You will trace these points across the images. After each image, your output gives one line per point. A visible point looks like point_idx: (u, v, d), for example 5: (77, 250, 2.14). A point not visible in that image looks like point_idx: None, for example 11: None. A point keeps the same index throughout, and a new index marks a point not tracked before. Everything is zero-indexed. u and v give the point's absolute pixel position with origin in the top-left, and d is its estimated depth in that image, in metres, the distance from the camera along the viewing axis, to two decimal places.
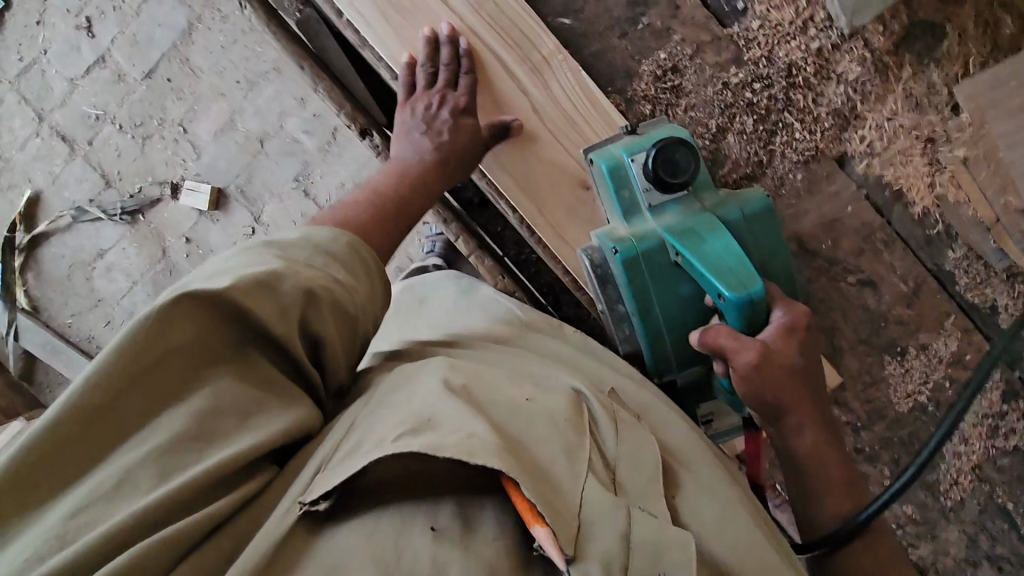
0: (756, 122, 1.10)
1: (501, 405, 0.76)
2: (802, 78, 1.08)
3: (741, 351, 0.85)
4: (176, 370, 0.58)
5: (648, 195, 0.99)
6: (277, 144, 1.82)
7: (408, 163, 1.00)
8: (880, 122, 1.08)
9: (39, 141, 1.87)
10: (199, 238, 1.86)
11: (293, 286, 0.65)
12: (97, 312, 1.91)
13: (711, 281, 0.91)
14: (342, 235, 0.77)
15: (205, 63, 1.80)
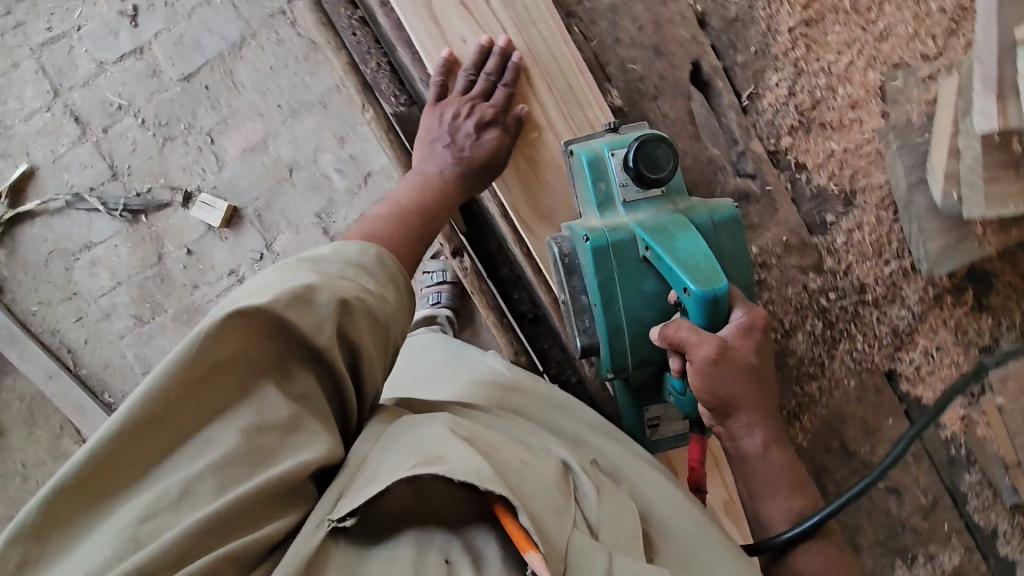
0: (825, 327, 1.17)
1: (497, 449, 0.83)
2: (871, 297, 1.16)
3: (699, 344, 0.90)
4: (226, 384, 0.69)
5: (624, 189, 1.01)
6: (305, 176, 1.80)
7: (426, 182, 1.07)
8: (928, 350, 1.18)
9: (48, 116, 1.74)
10: (201, 252, 1.79)
11: (327, 298, 0.74)
12: (68, 306, 1.78)
13: (677, 275, 0.93)
14: (370, 249, 0.85)
15: (249, 80, 1.77)
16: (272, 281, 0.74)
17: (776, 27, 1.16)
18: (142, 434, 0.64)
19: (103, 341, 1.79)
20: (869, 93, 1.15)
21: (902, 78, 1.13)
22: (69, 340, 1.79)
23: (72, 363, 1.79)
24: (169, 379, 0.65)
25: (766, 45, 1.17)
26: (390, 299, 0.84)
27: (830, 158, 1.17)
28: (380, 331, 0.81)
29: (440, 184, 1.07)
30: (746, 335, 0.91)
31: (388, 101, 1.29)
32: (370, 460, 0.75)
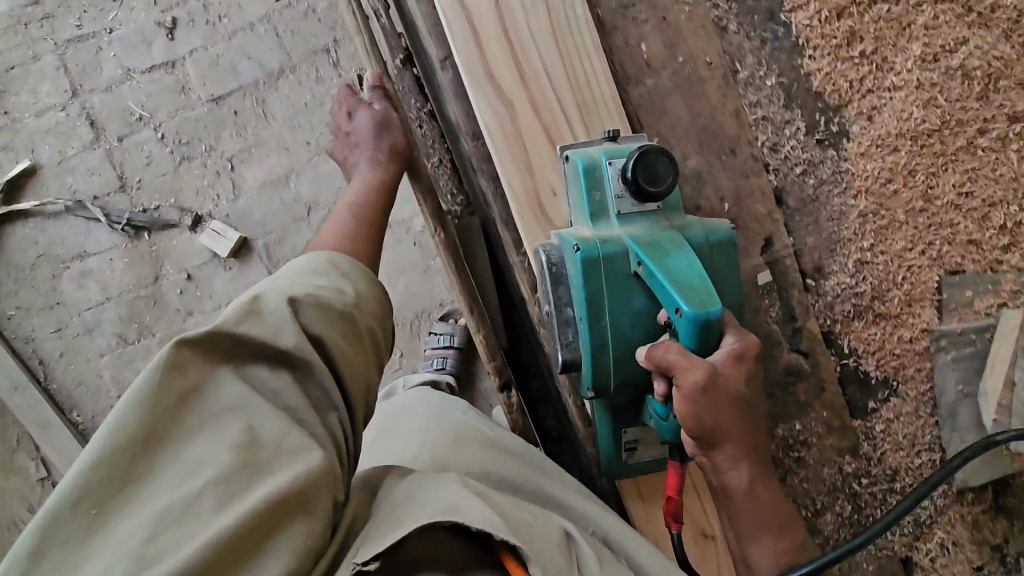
0: (855, 511, 1.05)
1: (508, 507, 0.76)
2: (902, 486, 1.05)
3: (688, 368, 0.78)
4: (207, 399, 0.64)
5: (618, 202, 0.90)
6: (323, 217, 1.74)
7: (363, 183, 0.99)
8: (944, 543, 1.13)
9: (62, 116, 1.66)
10: (202, 279, 1.71)
11: (276, 302, 0.72)
12: (48, 315, 1.68)
13: (668, 293, 0.81)
14: (319, 255, 0.82)
15: (282, 112, 1.72)
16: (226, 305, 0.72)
17: (848, 212, 1.03)
18: (123, 460, 0.58)
19: (80, 356, 1.69)
20: (927, 292, 1.02)
21: (972, 284, 1.01)
22: (42, 350, 1.68)
23: (41, 375, 1.69)
24: (143, 406, 0.60)
25: (833, 229, 1.05)
26: (366, 305, 0.81)
27: (884, 347, 1.04)
28: (341, 321, 0.77)
29: (381, 186, 0.99)
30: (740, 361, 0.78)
31: (445, 196, 1.28)
32: (391, 508, 0.72)
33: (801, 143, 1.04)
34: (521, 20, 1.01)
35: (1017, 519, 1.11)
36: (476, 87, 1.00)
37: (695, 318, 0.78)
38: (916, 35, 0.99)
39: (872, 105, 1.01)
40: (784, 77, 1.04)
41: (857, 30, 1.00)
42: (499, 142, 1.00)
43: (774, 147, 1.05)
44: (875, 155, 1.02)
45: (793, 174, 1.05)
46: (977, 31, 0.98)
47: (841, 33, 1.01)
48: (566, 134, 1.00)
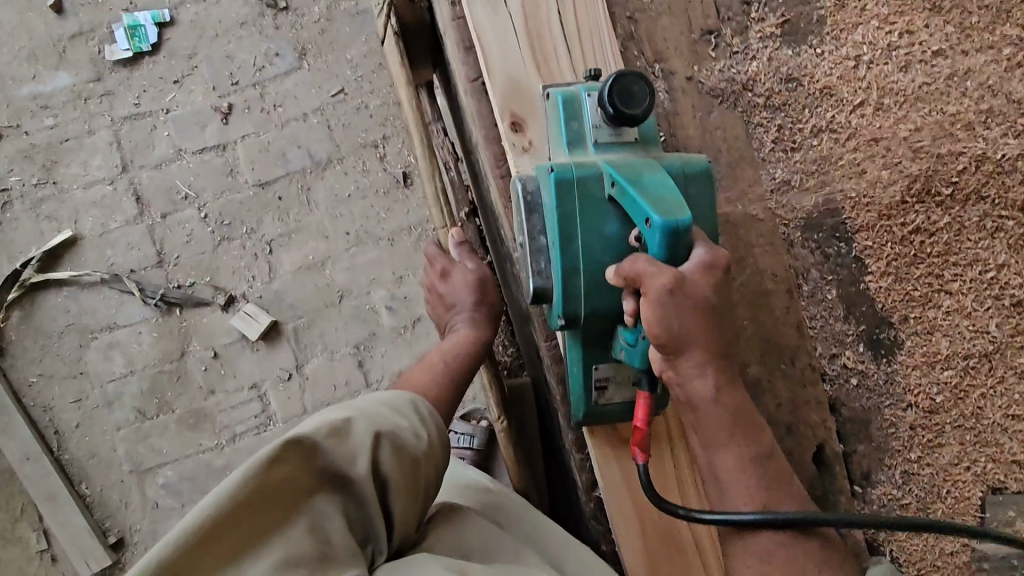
0: None
1: None
2: None
3: (655, 274, 0.61)
4: (279, 507, 0.65)
5: (596, 132, 0.75)
6: (354, 305, 1.75)
7: (455, 341, 0.93)
8: None
9: (109, 190, 1.69)
10: (227, 359, 1.71)
11: (364, 433, 0.74)
12: (70, 384, 1.68)
13: (638, 207, 0.65)
14: (403, 394, 0.83)
15: (325, 202, 1.75)
16: (313, 417, 0.75)
17: (898, 425, 0.89)
18: (191, 555, 0.58)
19: (96, 428, 1.68)
20: (968, 507, 0.88)
21: (1016, 504, 0.88)
22: (59, 420, 1.67)
23: (55, 444, 1.67)
24: (225, 501, 0.61)
25: (882, 437, 0.90)
26: (433, 457, 0.80)
27: None
28: (408, 471, 0.76)
29: (479, 346, 0.93)
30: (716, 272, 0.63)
31: (501, 347, 1.31)
32: None
33: (859, 355, 0.89)
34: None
35: None
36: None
37: (665, 228, 0.62)
38: (992, 244, 0.87)
39: (931, 314, 0.88)
40: (848, 280, 0.90)
41: (922, 230, 0.87)
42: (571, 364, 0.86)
43: (832, 354, 0.90)
44: (929, 370, 0.88)
45: (848, 384, 0.90)
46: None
47: (905, 232, 0.88)
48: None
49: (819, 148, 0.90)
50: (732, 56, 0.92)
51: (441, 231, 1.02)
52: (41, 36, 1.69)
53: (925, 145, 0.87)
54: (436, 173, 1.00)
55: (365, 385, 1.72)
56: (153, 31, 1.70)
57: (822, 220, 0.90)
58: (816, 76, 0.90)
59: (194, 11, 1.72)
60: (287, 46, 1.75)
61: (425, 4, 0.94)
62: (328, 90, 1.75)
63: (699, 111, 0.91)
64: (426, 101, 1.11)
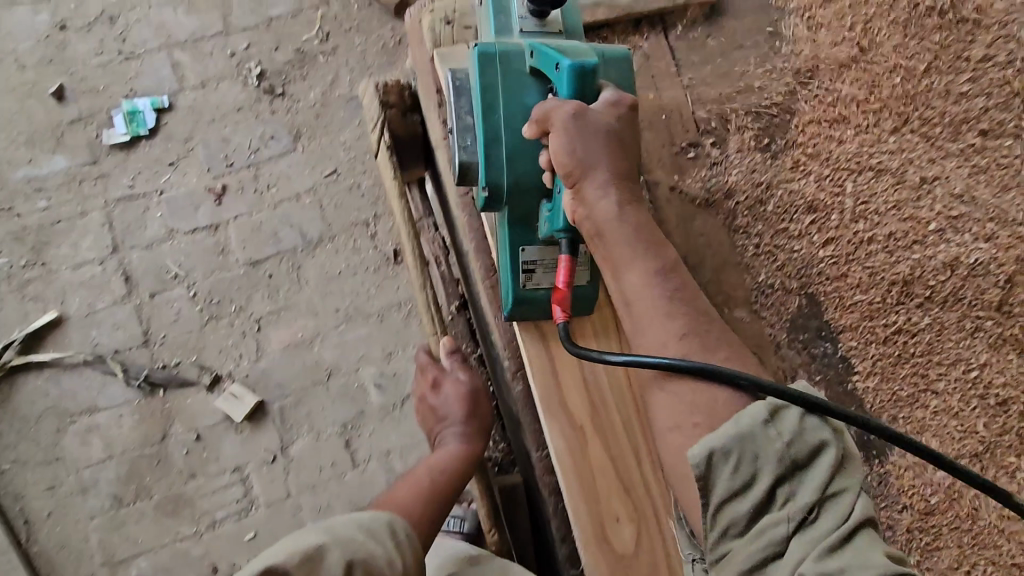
0: None
1: None
2: None
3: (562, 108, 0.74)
4: None
5: (521, 23, 0.88)
6: (342, 384, 1.73)
7: (443, 456, 0.95)
8: None
9: (98, 270, 1.69)
10: (210, 441, 1.67)
11: (335, 563, 0.73)
12: (44, 470, 1.61)
13: (551, 61, 0.77)
14: (381, 516, 0.82)
15: (315, 279, 1.76)
16: (292, 544, 0.76)
17: (892, 527, 0.89)
18: None
19: (68, 517, 1.60)
20: None
21: None
22: (30, 509, 1.60)
23: (23, 535, 1.59)
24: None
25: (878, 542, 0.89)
26: None
27: None
28: None
29: (466, 464, 0.95)
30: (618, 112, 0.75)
31: (493, 447, 1.25)
32: None
33: None
34: (594, 350, 0.93)
35: None
36: (549, 415, 0.88)
37: (573, 68, 0.74)
38: (973, 343, 0.88)
39: (919, 414, 0.89)
40: (835, 388, 0.92)
41: (905, 330, 0.89)
42: (572, 486, 0.87)
43: None
44: (922, 470, 0.88)
45: None
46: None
47: (887, 331, 0.90)
48: (637, 476, 0.88)
49: (801, 251, 0.93)
50: (711, 167, 0.96)
51: (433, 340, 1.03)
52: (41, 121, 1.73)
53: (899, 248, 0.91)
54: (427, 282, 1.01)
55: (352, 467, 1.67)
56: (151, 116, 1.75)
57: (806, 323, 0.93)
58: (803, 188, 0.94)
59: (193, 97, 1.78)
60: (282, 129, 1.80)
61: (418, 118, 1.02)
62: (321, 171, 1.80)
63: (682, 219, 0.95)
64: (417, 198, 1.15)
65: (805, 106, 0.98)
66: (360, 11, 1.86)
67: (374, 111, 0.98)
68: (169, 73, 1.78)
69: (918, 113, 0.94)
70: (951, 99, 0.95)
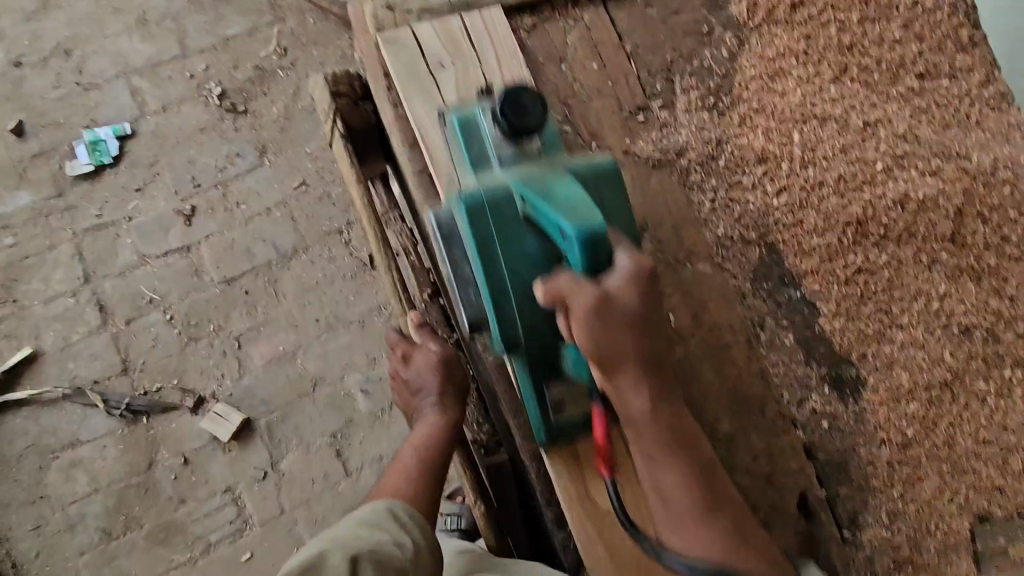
0: None
1: None
2: None
3: (575, 293, 0.68)
4: None
5: (498, 148, 0.83)
6: (328, 393, 1.72)
7: (424, 428, 0.95)
8: None
9: (71, 302, 1.67)
10: (198, 463, 1.64)
11: (337, 560, 0.72)
12: (28, 510, 1.58)
13: (550, 218, 0.71)
14: (381, 506, 0.83)
15: (292, 291, 1.75)
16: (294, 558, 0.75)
17: (876, 460, 0.88)
18: None
19: (57, 556, 1.56)
20: (960, 540, 0.87)
21: (1005, 531, 0.87)
22: (16, 551, 1.56)
23: None
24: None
25: (864, 476, 0.89)
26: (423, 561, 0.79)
27: None
28: None
29: (449, 429, 0.96)
30: (639, 285, 0.68)
31: (471, 427, 1.22)
32: None
33: (827, 398, 0.90)
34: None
35: None
36: (535, 385, 0.84)
37: (580, 234, 0.68)
38: (931, 274, 0.92)
39: (888, 348, 0.91)
40: (801, 331, 0.92)
41: (864, 269, 0.92)
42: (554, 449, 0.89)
43: (799, 399, 0.90)
44: (895, 404, 0.90)
45: (820, 427, 0.90)
46: (988, 285, 0.93)
47: (847, 272, 0.92)
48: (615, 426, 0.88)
49: (757, 204, 0.94)
50: (662, 129, 0.98)
51: (400, 317, 1.08)
52: (2, 158, 1.72)
53: (851, 190, 0.94)
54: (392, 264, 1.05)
55: (344, 475, 1.66)
56: (114, 144, 1.75)
57: (767, 272, 0.93)
58: (754, 143, 0.96)
59: (154, 122, 1.78)
60: (247, 146, 1.81)
61: (369, 107, 1.03)
62: (290, 184, 1.80)
63: (638, 181, 0.95)
64: (381, 192, 1.19)
65: (745, 65, 1.01)
66: (316, 25, 1.89)
67: (325, 102, 1.01)
68: (129, 100, 1.78)
69: (850, 67, 1.00)
70: (884, 45, 1.01)
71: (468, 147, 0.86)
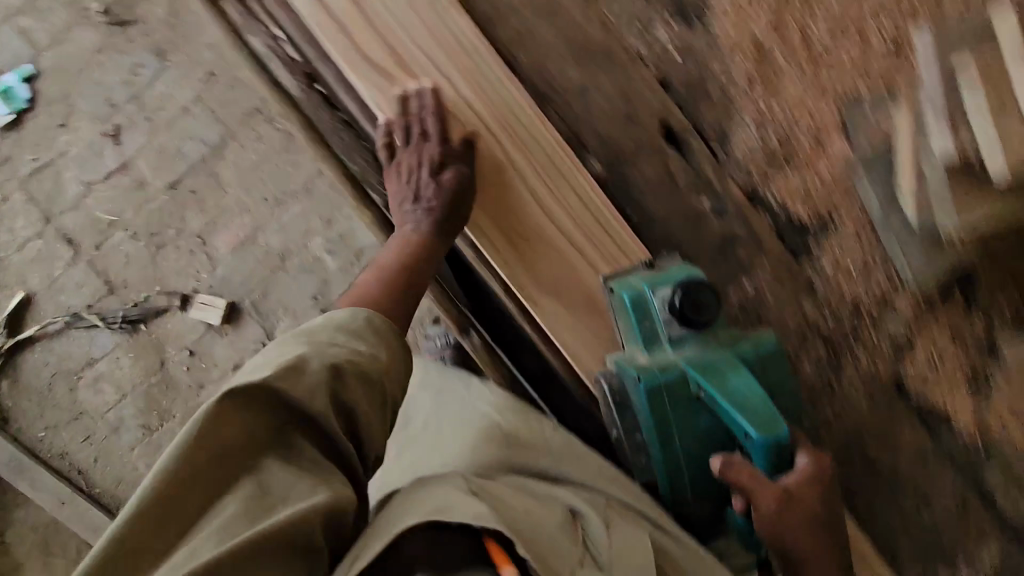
0: (824, 348, 1.15)
1: (522, 517, 0.76)
2: (868, 316, 1.14)
3: (757, 486, 0.87)
4: (227, 463, 0.64)
5: (668, 326, 0.96)
6: (299, 262, 1.82)
7: (401, 238, 0.98)
8: (927, 357, 1.14)
9: (41, 243, 1.79)
10: (203, 351, 1.79)
11: (318, 365, 0.68)
12: (74, 427, 1.77)
13: (737, 421, 0.89)
14: (363, 313, 0.78)
15: (234, 179, 1.82)
16: (267, 359, 0.70)
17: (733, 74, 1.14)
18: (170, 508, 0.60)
19: (113, 456, 1.76)
20: (829, 124, 1.11)
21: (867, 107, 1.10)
22: (78, 461, 1.76)
23: (83, 484, 1.76)
24: (175, 470, 0.61)
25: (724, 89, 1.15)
26: (397, 363, 0.77)
27: (795, 185, 1.15)
28: (368, 389, 0.72)
29: (425, 245, 0.97)
30: (814, 483, 0.88)
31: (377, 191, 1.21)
32: (365, 553, 0.67)
33: (674, 29, 1.15)
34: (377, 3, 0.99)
35: (1000, 316, 1.12)
36: (359, 72, 0.99)
37: (766, 439, 0.86)
38: None
39: None
40: None
41: None
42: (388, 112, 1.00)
43: (645, 39, 1.16)
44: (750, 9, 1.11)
45: (672, 60, 1.16)
46: None
47: None
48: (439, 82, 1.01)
49: None
50: None
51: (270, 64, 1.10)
52: None
53: None
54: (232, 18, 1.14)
55: None
56: (24, 89, 1.80)
57: None
58: None
59: (52, 57, 1.81)
60: (147, 55, 1.81)
61: None
62: (197, 77, 1.81)
63: None
64: None
65: None
66: None
67: None
68: (21, 43, 1.81)
69: None
70: None
71: (639, 325, 0.98)
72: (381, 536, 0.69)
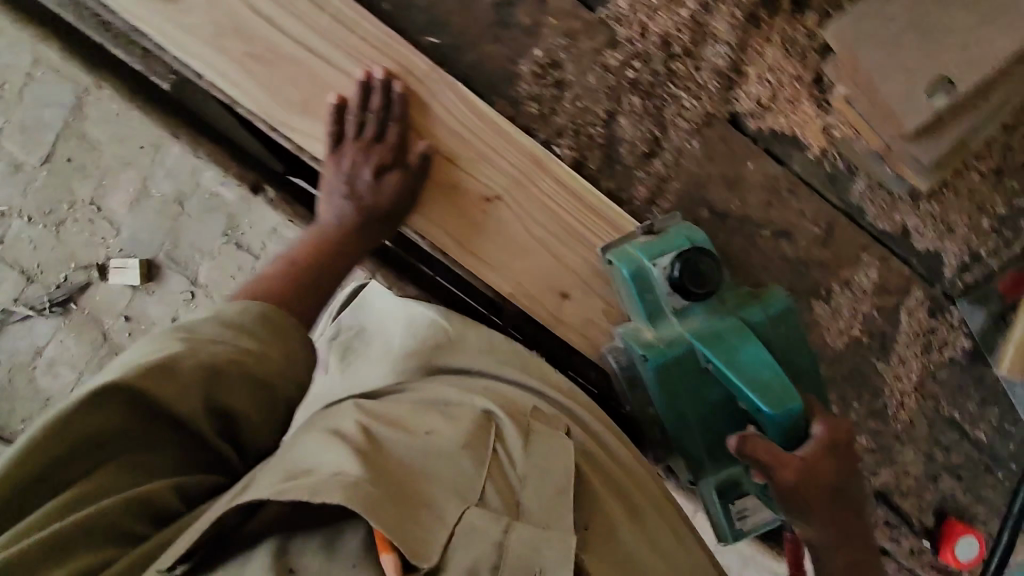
0: (640, 102, 0.79)
1: (432, 464, 0.55)
2: (681, 48, 0.78)
3: (785, 465, 0.65)
4: (92, 456, 0.50)
5: (671, 298, 0.73)
6: (197, 202, 1.74)
7: (319, 237, 0.71)
8: (770, 76, 0.79)
9: None
10: (138, 314, 1.79)
11: (193, 365, 0.53)
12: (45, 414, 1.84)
13: (744, 394, 0.69)
14: (253, 306, 0.61)
15: (105, 136, 1.72)
16: (135, 353, 0.54)
17: None
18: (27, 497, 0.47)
19: None
20: None
21: None
22: None
23: None
24: (30, 463, 0.47)
25: None
26: (275, 355, 0.59)
27: None
28: (259, 397, 0.58)
29: (344, 232, 0.71)
30: (838, 453, 0.68)
31: None
32: (222, 502, 0.50)
33: None
34: None
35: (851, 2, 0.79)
36: None
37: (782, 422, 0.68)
38: None
39: None
40: None
41: None
42: None
43: None
44: None
45: None
46: None
47: None
48: None
49: None
50: None
51: None
52: None
53: None
54: None
55: (253, 258, 1.73)
56: None
57: None
58: None
59: None
60: None
61: None
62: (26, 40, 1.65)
63: None
64: None
65: None
66: None
67: None
68: None
69: None
70: None
71: (642, 299, 0.74)
72: (257, 477, 0.51)
